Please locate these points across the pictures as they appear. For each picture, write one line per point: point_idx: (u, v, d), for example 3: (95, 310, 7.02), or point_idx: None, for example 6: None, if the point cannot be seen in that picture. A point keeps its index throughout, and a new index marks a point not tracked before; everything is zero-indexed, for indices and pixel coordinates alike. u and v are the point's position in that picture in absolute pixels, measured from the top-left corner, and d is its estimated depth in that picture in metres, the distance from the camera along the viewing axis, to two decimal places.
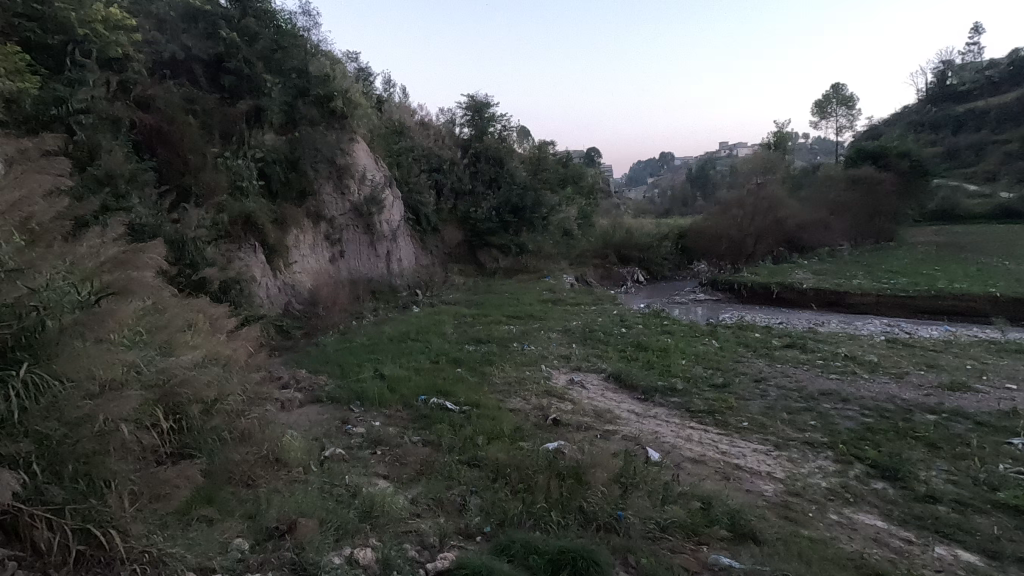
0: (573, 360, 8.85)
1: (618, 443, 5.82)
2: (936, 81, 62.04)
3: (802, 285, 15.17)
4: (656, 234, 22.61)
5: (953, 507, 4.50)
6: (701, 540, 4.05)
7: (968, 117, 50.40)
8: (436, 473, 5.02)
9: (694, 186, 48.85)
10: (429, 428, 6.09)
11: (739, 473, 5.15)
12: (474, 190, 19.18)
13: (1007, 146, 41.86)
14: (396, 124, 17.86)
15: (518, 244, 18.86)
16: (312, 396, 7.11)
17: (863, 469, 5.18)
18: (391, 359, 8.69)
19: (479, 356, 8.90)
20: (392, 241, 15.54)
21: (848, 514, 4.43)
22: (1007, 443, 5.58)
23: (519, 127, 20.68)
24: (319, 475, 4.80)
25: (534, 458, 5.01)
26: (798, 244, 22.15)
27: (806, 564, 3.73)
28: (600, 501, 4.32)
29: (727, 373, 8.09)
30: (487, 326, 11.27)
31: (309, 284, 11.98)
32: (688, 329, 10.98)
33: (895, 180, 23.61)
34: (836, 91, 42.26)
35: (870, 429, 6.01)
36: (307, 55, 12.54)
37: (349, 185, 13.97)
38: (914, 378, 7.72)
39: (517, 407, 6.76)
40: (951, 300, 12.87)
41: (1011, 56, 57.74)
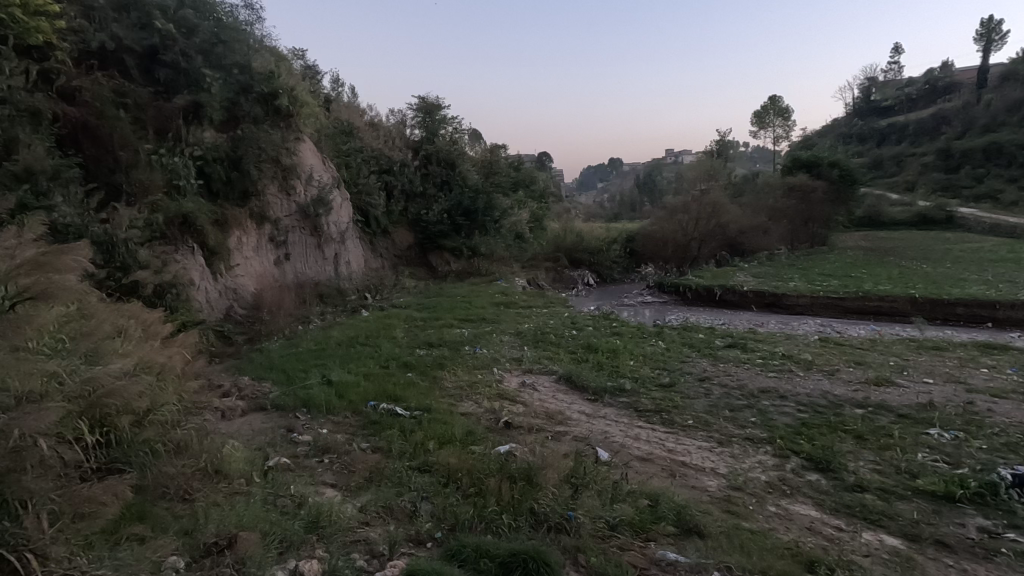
0: (525, 362, 8.90)
1: (569, 443, 5.90)
2: (862, 96, 66.36)
3: (743, 287, 15.86)
4: (606, 238, 23.07)
5: (878, 494, 4.80)
6: (649, 537, 4.14)
7: (890, 131, 54.21)
8: (386, 479, 4.94)
9: (641, 191, 50.26)
10: (378, 434, 5.97)
11: (685, 469, 5.32)
12: (425, 192, 18.98)
13: (923, 158, 45.26)
14: (345, 124, 17.47)
15: (470, 246, 18.83)
16: (256, 404, 6.83)
17: (799, 462, 5.45)
18: (340, 364, 8.49)
19: (430, 360, 8.79)
20: (340, 244, 15.19)
21: (785, 506, 4.65)
22: (925, 434, 6.01)
23: (471, 129, 20.67)
24: (262, 486, 4.62)
25: (485, 462, 5.01)
26: (739, 248, 23.10)
27: (747, 555, 3.89)
28: (552, 502, 4.35)
29: (673, 372, 8.33)
30: (438, 329, 11.17)
31: (252, 288, 11.54)
32: (636, 330, 11.28)
33: (826, 189, 25.06)
34: (773, 103, 44.43)
35: (806, 424, 6.34)
36: (250, 51, 12.08)
37: (295, 185, 13.56)
38: (844, 375, 8.21)
39: (469, 411, 6.72)
40: (877, 300, 13.76)
41: (927, 75, 62.57)
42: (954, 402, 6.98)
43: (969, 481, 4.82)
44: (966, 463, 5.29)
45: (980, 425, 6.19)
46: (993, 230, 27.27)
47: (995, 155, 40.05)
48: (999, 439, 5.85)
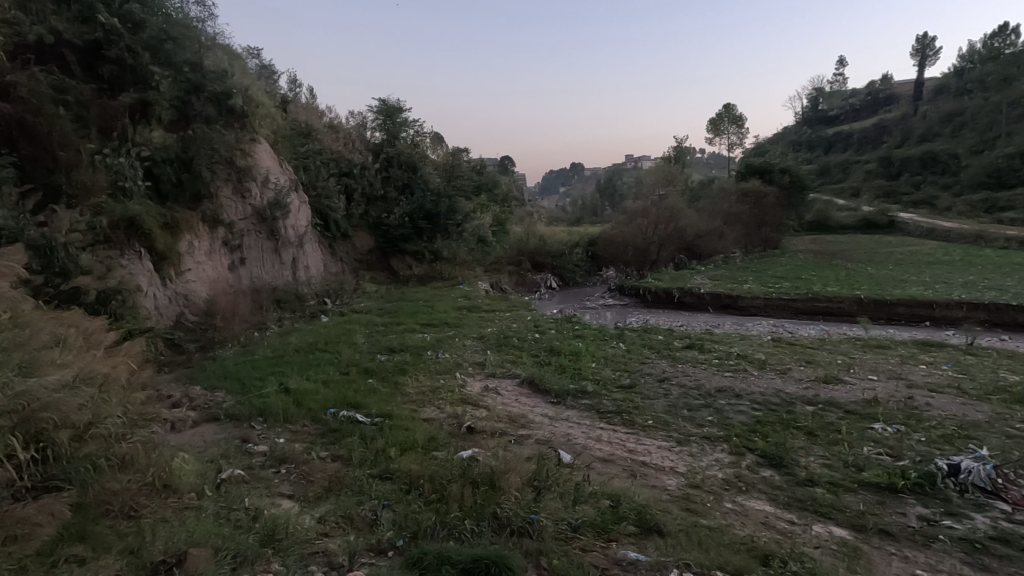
0: (488, 366, 8.87)
1: (531, 446, 5.91)
2: (810, 106, 69.41)
3: (700, 290, 16.27)
4: (568, 242, 23.28)
5: (828, 488, 4.99)
6: (611, 537, 4.18)
7: (836, 139, 56.83)
8: (346, 488, 4.83)
9: (602, 196, 51.05)
10: (338, 442, 5.84)
11: (645, 469, 5.41)
12: (386, 195, 18.75)
13: (866, 165, 47.61)
14: (302, 126, 17.13)
15: (432, 250, 18.68)
16: (208, 414, 6.59)
17: (753, 459, 5.62)
18: (299, 371, 8.27)
19: (391, 365, 8.67)
20: (298, 248, 14.83)
21: (740, 502, 4.78)
22: (870, 428, 6.29)
23: (433, 132, 20.55)
24: (214, 500, 4.44)
25: (448, 467, 4.97)
26: (696, 251, 23.70)
27: (705, 551, 3.98)
28: (514, 507, 4.35)
29: (633, 374, 8.47)
30: (400, 334, 11.04)
31: (204, 294, 11.14)
32: (598, 333, 11.41)
33: (777, 194, 26.05)
34: (728, 111, 45.86)
35: (760, 421, 6.54)
36: (202, 48, 11.68)
37: (250, 188, 13.14)
38: (795, 373, 8.53)
39: (431, 417, 6.66)
40: (825, 301, 14.38)
41: (870, 87, 65.94)
42: (896, 398, 7.34)
43: (910, 472, 5.07)
44: (907, 456, 5.57)
45: (919, 419, 6.53)
46: (930, 234, 28.93)
47: (931, 163, 42.51)
48: (936, 431, 6.18)
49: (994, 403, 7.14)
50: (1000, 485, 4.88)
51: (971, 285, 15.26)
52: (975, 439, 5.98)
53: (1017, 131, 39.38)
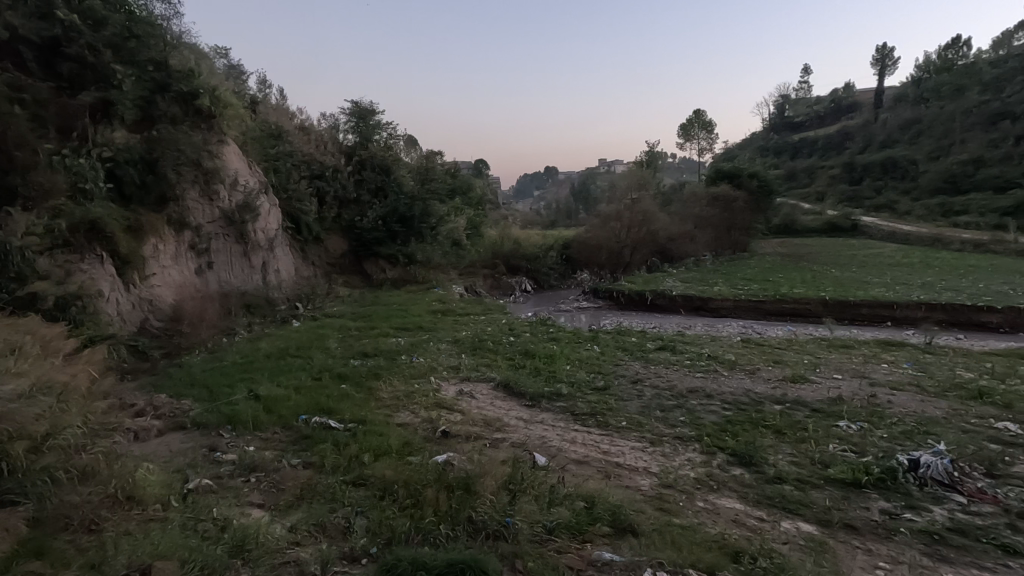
0: (462, 370, 8.84)
1: (506, 450, 5.92)
2: (777, 113, 71.40)
3: (673, 292, 16.50)
4: (542, 245, 23.36)
5: (796, 485, 5.12)
6: (586, 538, 4.21)
7: (802, 145, 58.53)
8: (318, 496, 4.75)
9: (576, 200, 51.52)
10: (310, 449, 5.74)
11: (619, 470, 5.46)
12: (359, 198, 18.56)
13: (830, 170, 49.13)
14: (272, 127, 16.86)
15: (406, 253, 18.55)
16: (174, 423, 6.40)
17: (724, 457, 5.74)
18: (268, 377, 8.10)
19: (365, 370, 8.57)
20: (269, 252, 14.55)
21: (712, 500, 4.87)
22: (836, 426, 6.48)
23: (406, 135, 20.47)
24: (180, 510, 4.32)
25: (423, 472, 4.93)
26: (668, 254, 24.07)
27: (678, 549, 4.04)
28: (490, 510, 4.34)
29: (607, 376, 8.55)
30: (373, 338, 10.92)
31: (170, 299, 10.84)
32: (572, 335, 11.49)
33: (745, 198, 26.68)
34: (698, 116, 46.83)
35: (730, 421, 6.67)
36: (168, 47, 11.39)
37: (218, 191, 12.83)
38: (764, 373, 8.74)
39: (406, 421, 6.60)
40: (792, 303, 14.76)
41: (833, 96, 68.20)
42: (859, 396, 7.58)
43: (873, 468, 5.23)
44: (870, 452, 5.75)
45: (881, 416, 6.76)
46: (891, 237, 29.99)
47: (891, 169, 44.14)
48: (897, 428, 6.41)
49: (950, 399, 7.45)
50: (956, 478, 5.08)
51: (928, 286, 15.87)
52: (933, 434, 6.21)
53: (970, 139, 41.23)
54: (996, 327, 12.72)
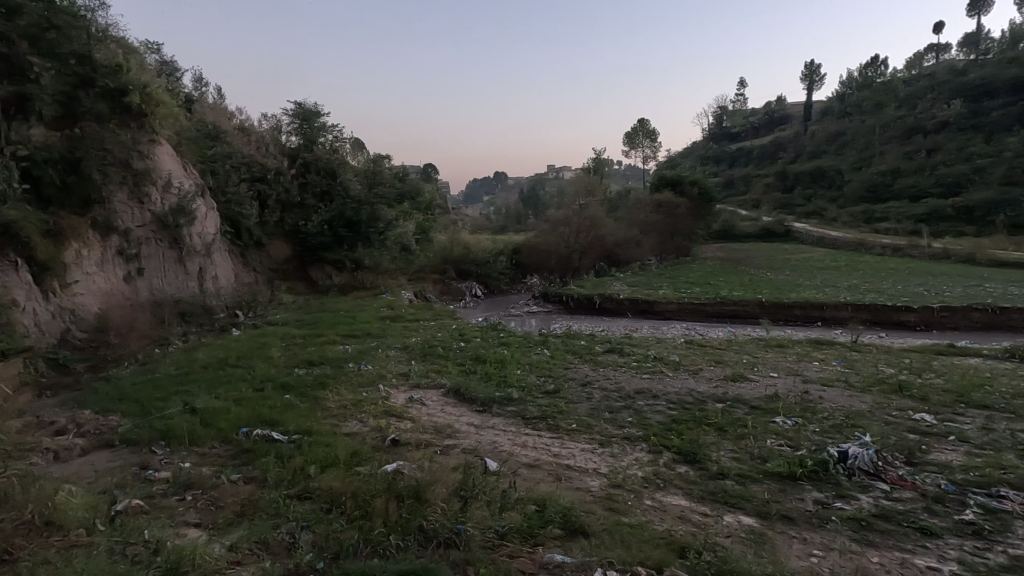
0: (412, 377, 8.71)
1: (457, 456, 5.87)
2: (716, 123, 74.62)
3: (620, 296, 16.86)
4: (492, 249, 23.39)
5: (737, 480, 5.34)
6: (538, 541, 4.24)
7: (739, 154, 61.38)
8: (260, 512, 4.56)
9: (526, 205, 51.95)
10: (252, 463, 5.49)
11: (569, 472, 5.53)
12: (303, 202, 18.02)
13: (765, 179, 51.73)
14: (209, 127, 16.15)
15: (353, 259, 18.15)
16: (100, 440, 5.98)
17: (670, 456, 5.91)
18: (206, 389, 7.71)
19: (310, 379, 8.30)
20: (205, 257, 13.87)
21: (659, 498, 5.00)
22: (773, 422, 6.80)
23: (353, 138, 20.08)
24: (108, 534, 4.04)
25: (372, 482, 4.81)
26: (615, 259, 24.63)
27: (627, 548, 4.12)
28: (441, 518, 4.29)
29: (557, 379, 8.65)
30: (319, 346, 10.60)
31: (95, 308, 10.17)
32: (522, 339, 11.55)
33: (687, 205, 27.71)
34: (642, 125, 48.28)
35: (675, 420, 6.88)
36: (92, 40, 10.68)
37: (149, 193, 12.11)
38: (706, 373, 9.08)
39: (353, 431, 6.44)
40: (732, 305, 15.42)
41: (767, 109, 72.03)
42: (794, 392, 7.99)
43: (806, 460, 5.52)
44: (804, 445, 6.07)
45: (814, 411, 7.15)
46: (820, 242, 31.84)
47: (819, 178, 46.94)
48: (828, 422, 6.79)
49: (874, 393, 7.98)
50: (880, 467, 5.45)
51: (854, 288, 16.97)
52: (860, 427, 6.63)
53: (888, 151, 44.48)
54: (913, 326, 13.73)
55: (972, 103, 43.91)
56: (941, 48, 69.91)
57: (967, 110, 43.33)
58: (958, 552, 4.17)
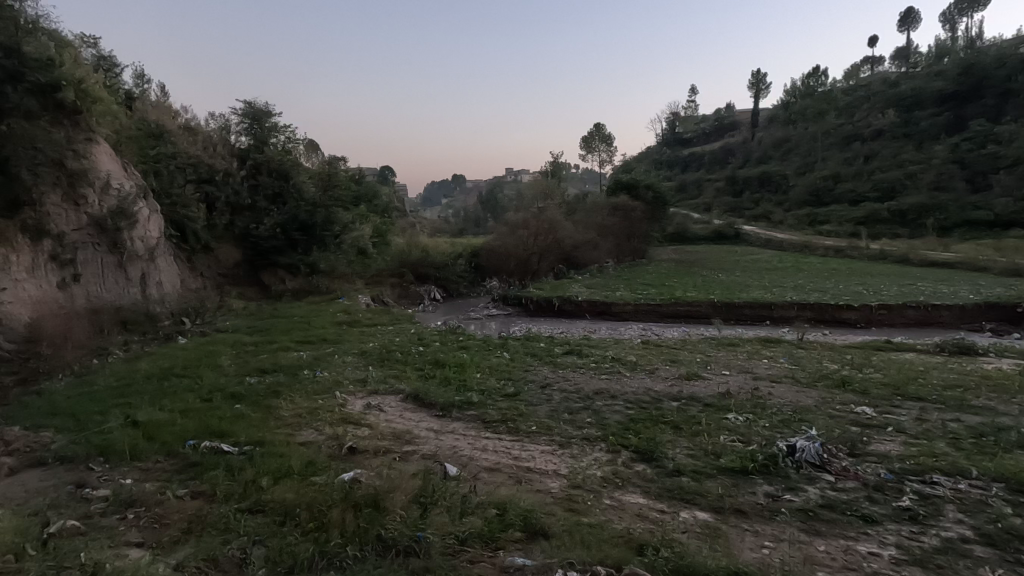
0: (370, 383, 8.53)
1: (416, 462, 5.79)
2: (668, 129, 76.75)
3: (578, 298, 17.00)
4: (451, 252, 23.22)
5: (692, 476, 5.47)
6: (498, 545, 4.22)
7: (691, 159, 63.25)
8: (209, 527, 4.36)
9: (485, 208, 51.89)
10: (199, 478, 5.25)
11: (529, 475, 5.54)
12: (254, 204, 17.43)
13: (716, 183, 53.47)
14: (152, 126, 15.45)
15: (307, 263, 17.71)
16: (31, 459, 5.60)
17: (628, 455, 6.01)
18: (149, 401, 7.33)
19: (263, 388, 8.02)
20: (148, 262, 13.21)
21: (618, 497, 5.07)
22: (725, 419, 7.02)
23: (306, 139, 19.62)
24: (39, 560, 3.78)
25: (328, 492, 4.69)
26: (573, 261, 24.92)
27: (587, 548, 4.14)
28: (399, 526, 4.22)
29: (517, 382, 8.65)
30: (271, 354, 10.27)
31: (26, 317, 9.54)
32: (481, 343, 11.51)
33: (642, 208, 28.36)
34: (598, 130, 49.03)
35: (633, 420, 7.00)
36: (20, 32, 10.04)
37: (86, 195, 11.44)
38: (661, 372, 9.30)
39: (308, 440, 6.26)
40: (686, 305, 15.84)
41: (717, 115, 74.61)
42: (744, 389, 8.29)
43: (757, 455, 5.71)
44: (754, 441, 6.28)
45: (763, 407, 7.42)
46: (768, 244, 33.12)
47: (766, 183, 48.89)
48: (777, 417, 7.06)
49: (819, 388, 8.36)
50: (826, 459, 5.69)
51: (800, 288, 17.73)
52: (806, 421, 6.92)
53: (829, 157, 46.79)
54: (854, 323, 14.48)
55: (904, 113, 46.72)
56: (875, 61, 74.16)
57: (900, 119, 46.06)
58: (896, 538, 4.40)
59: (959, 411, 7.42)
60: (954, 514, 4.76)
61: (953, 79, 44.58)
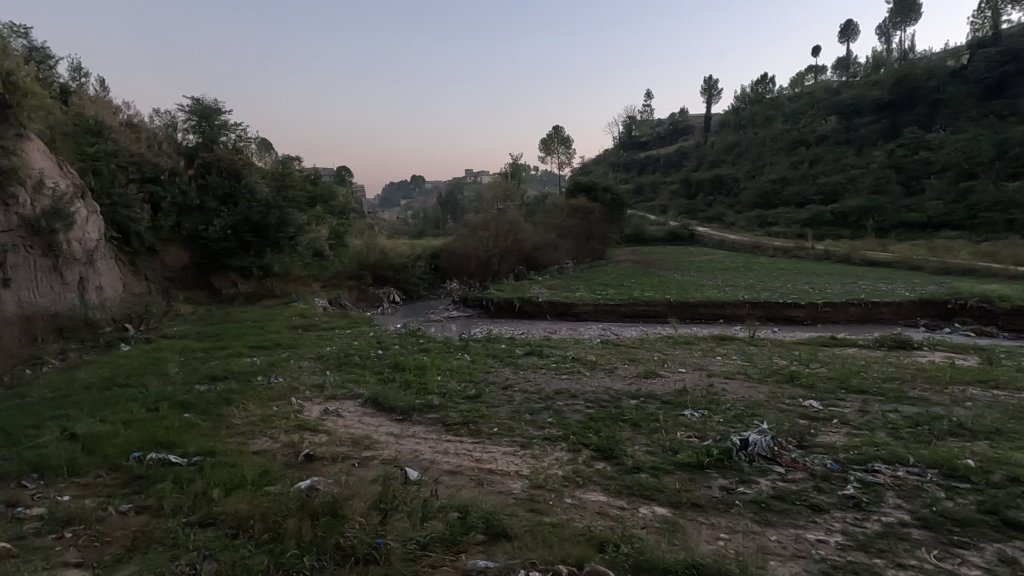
0: (327, 388, 8.32)
1: (376, 468, 5.69)
2: (625, 132, 78.28)
3: (538, 299, 17.08)
4: (411, 253, 22.95)
5: (651, 472, 5.58)
6: (461, 549, 4.20)
7: (647, 162, 64.71)
8: (155, 543, 4.16)
9: (445, 210, 51.63)
10: (145, 491, 5.00)
11: (491, 476, 5.53)
12: (203, 205, 16.76)
13: (671, 186, 54.86)
14: (91, 122, 14.64)
15: (261, 265, 17.16)
16: None
17: (589, 453, 6.08)
18: (88, 413, 6.92)
19: (214, 396, 7.71)
20: (87, 266, 12.51)
21: (579, 496, 5.12)
22: (682, 415, 7.19)
23: (258, 138, 19.02)
24: None
25: (284, 501, 4.55)
26: (533, 262, 25.06)
27: (548, 548, 4.16)
28: (358, 533, 4.14)
29: (478, 384, 8.62)
30: (222, 360, 9.90)
31: None
32: (442, 345, 11.42)
33: (601, 210, 28.81)
34: (557, 133, 49.39)
35: (593, 418, 7.09)
36: None
37: (17, 194, 10.62)
38: (621, 371, 9.46)
39: (262, 448, 6.06)
40: (643, 305, 16.18)
41: (672, 120, 76.59)
42: (700, 386, 8.53)
43: (712, 450, 5.88)
44: (709, 436, 6.46)
45: (718, 402, 7.64)
46: (721, 245, 34.18)
47: (718, 186, 50.51)
48: (731, 412, 7.29)
49: (770, 383, 8.68)
50: (776, 452, 5.91)
51: (751, 287, 18.38)
52: (758, 416, 7.16)
53: (777, 162, 48.74)
54: (801, 320, 15.13)
55: (845, 120, 49.13)
56: (818, 69, 77.66)
57: (841, 126, 48.39)
58: (842, 525, 4.61)
59: (897, 402, 7.85)
60: (894, 500, 5.03)
61: (889, 88, 47.15)
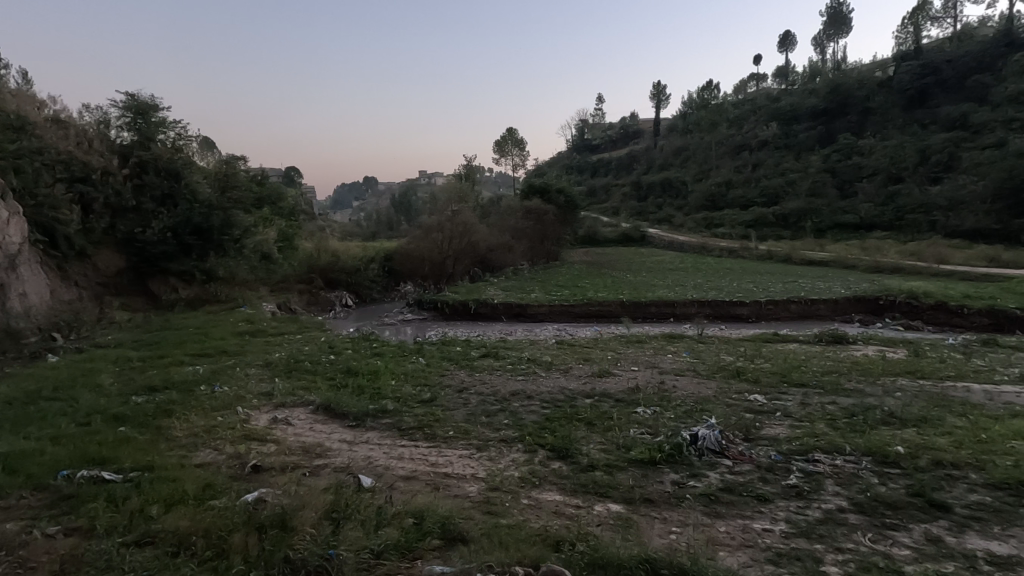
0: (276, 396, 8.03)
1: (328, 476, 5.53)
2: (578, 135, 79.50)
3: (494, 301, 17.05)
4: (363, 256, 22.48)
5: (605, 470, 5.67)
6: (415, 555, 4.13)
7: (600, 165, 65.89)
8: (87, 567, 3.90)
9: (398, 211, 51.00)
10: (75, 511, 4.67)
11: (447, 480, 5.48)
12: (139, 206, 15.87)
13: (622, 188, 56.09)
14: (11, 117, 13.61)
15: (203, 269, 16.43)
16: None
17: (544, 454, 6.11)
18: (9, 430, 6.40)
19: (152, 408, 7.30)
20: (8, 271, 11.62)
21: (535, 496, 5.14)
22: (635, 412, 7.35)
23: (201, 136, 18.17)
24: None
25: (229, 515, 4.36)
26: (488, 264, 25.01)
27: (505, 549, 4.14)
28: (309, 545, 4.01)
29: (433, 387, 8.52)
30: (162, 369, 9.40)
31: None
32: (396, 349, 11.24)
33: (554, 212, 29.12)
34: (511, 135, 49.69)
35: (548, 419, 7.13)
36: None
37: None
38: (575, 370, 9.57)
39: (206, 461, 5.79)
40: (597, 305, 16.44)
41: (623, 123, 78.32)
42: (652, 384, 8.72)
43: (664, 446, 6.01)
44: (661, 432, 6.62)
45: (669, 399, 7.84)
46: (671, 246, 35.20)
47: (667, 188, 52.01)
48: (681, 409, 7.48)
49: (718, 379, 8.99)
50: (724, 445, 6.11)
51: (699, 286, 18.99)
52: (707, 411, 7.39)
53: (722, 165, 50.61)
54: (745, 318, 15.75)
55: (784, 126, 51.54)
56: (759, 77, 81.09)
57: (781, 132, 50.72)
58: (785, 513, 4.81)
59: (835, 394, 8.28)
60: (833, 488, 5.29)
61: (824, 97, 49.74)
